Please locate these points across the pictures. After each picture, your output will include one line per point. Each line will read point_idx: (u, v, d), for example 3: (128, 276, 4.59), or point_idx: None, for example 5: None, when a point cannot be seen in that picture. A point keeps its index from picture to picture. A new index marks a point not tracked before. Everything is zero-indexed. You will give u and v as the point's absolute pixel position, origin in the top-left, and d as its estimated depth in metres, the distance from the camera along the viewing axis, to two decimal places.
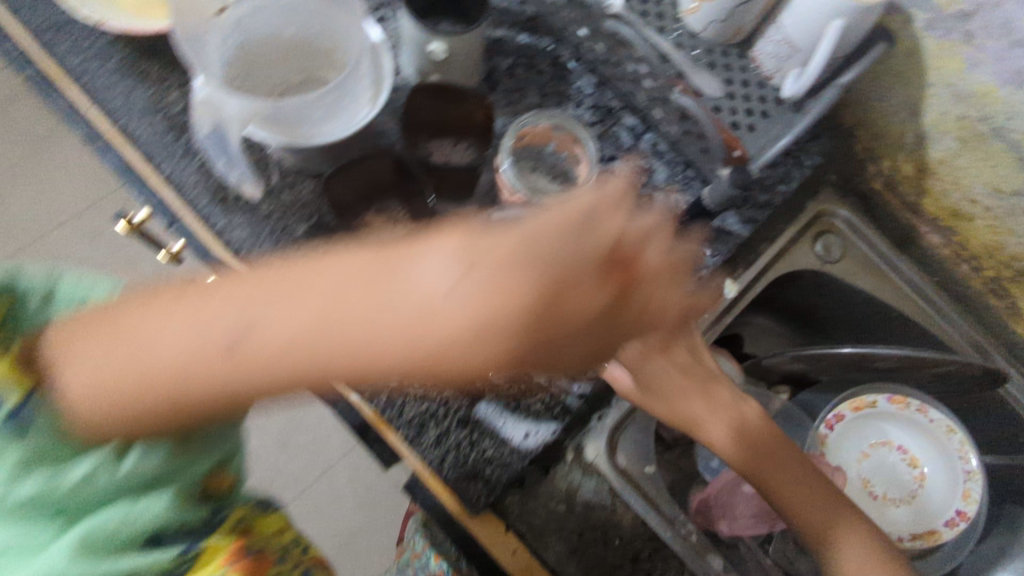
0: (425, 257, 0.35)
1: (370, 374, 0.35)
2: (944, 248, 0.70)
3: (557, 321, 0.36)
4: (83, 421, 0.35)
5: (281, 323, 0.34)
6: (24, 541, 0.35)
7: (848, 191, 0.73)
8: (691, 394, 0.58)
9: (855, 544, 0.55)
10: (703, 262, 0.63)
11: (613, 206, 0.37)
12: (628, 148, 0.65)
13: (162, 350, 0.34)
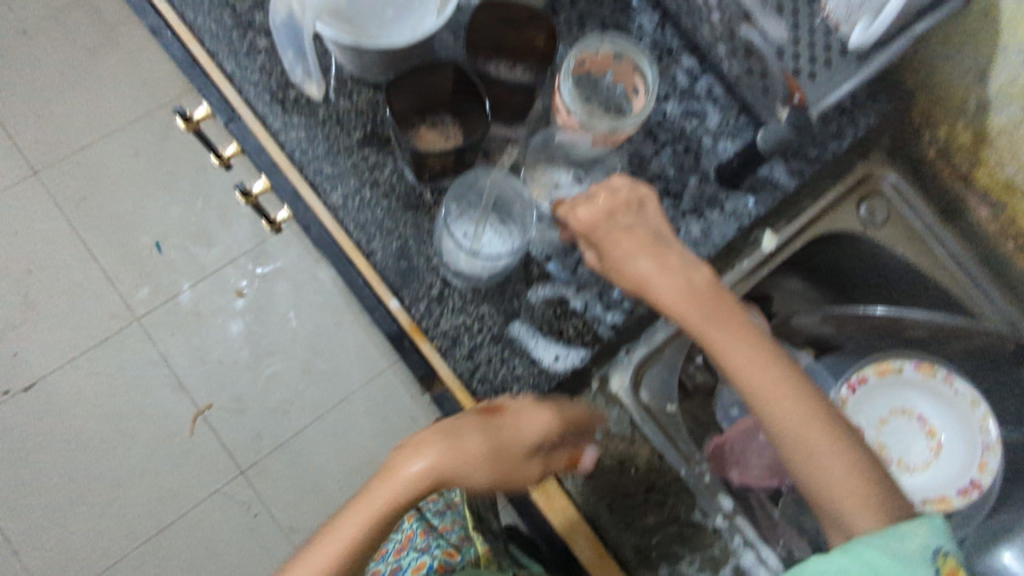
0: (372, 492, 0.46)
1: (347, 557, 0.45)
2: (991, 223, 0.69)
3: (460, 466, 0.46)
4: None
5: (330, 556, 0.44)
6: None
7: (900, 155, 0.72)
8: (661, 269, 0.51)
9: (825, 457, 0.49)
10: (747, 210, 0.64)
11: (476, 422, 0.47)
12: (683, 89, 0.65)
13: None
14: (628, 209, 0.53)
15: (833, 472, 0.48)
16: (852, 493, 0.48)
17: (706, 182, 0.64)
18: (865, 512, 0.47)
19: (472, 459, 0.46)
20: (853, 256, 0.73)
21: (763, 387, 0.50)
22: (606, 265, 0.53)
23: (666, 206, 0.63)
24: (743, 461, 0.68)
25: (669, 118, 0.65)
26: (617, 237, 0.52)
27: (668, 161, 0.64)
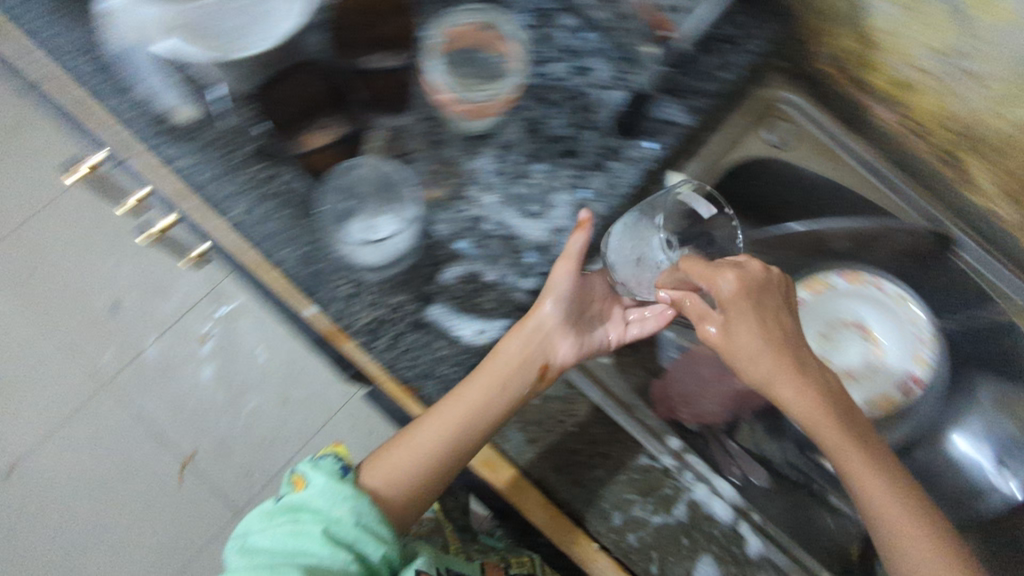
0: (482, 365, 0.56)
1: (467, 424, 0.55)
2: (894, 122, 0.68)
3: (538, 324, 0.57)
4: (384, 491, 0.56)
5: (464, 412, 0.55)
6: (312, 514, 0.51)
7: (796, 74, 0.72)
8: (783, 366, 0.54)
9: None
10: (648, 154, 0.62)
11: (552, 286, 0.56)
12: (567, 48, 0.63)
13: (402, 463, 0.58)
14: (764, 292, 0.56)
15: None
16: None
17: (607, 133, 0.62)
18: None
19: (559, 316, 0.58)
20: (769, 182, 0.74)
21: (880, 500, 0.52)
22: (728, 342, 0.56)
23: (568, 166, 0.61)
24: (691, 401, 0.69)
25: (557, 78, 0.62)
26: (740, 319, 0.55)
27: (565, 122, 0.61)
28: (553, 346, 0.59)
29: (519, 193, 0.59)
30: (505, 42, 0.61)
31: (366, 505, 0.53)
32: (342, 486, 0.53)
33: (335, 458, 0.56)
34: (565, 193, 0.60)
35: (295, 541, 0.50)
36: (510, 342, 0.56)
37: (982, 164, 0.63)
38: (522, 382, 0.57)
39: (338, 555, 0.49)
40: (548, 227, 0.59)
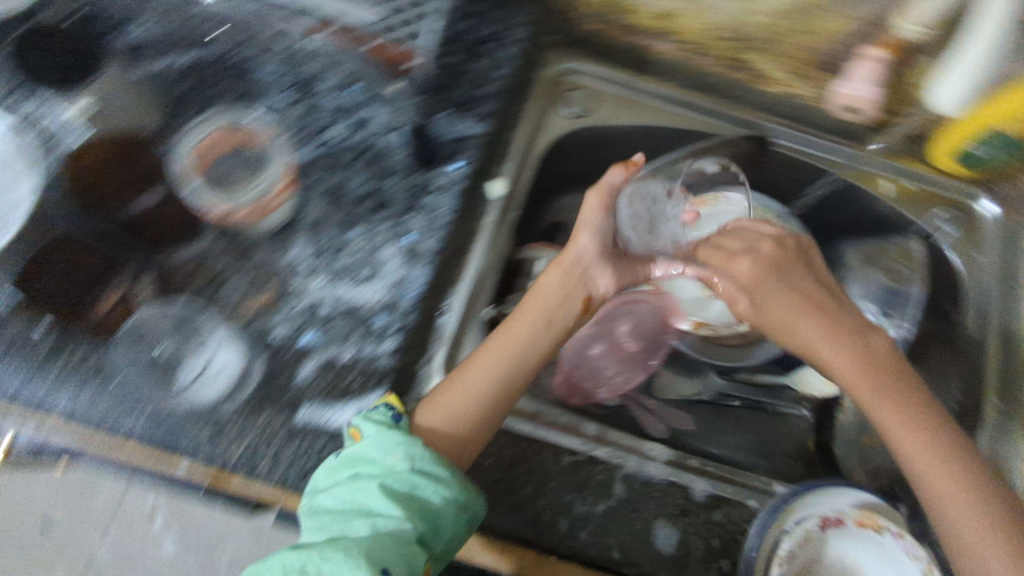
0: (540, 285, 0.64)
1: (523, 352, 0.60)
2: (676, 52, 0.71)
3: (575, 257, 0.65)
4: (435, 431, 0.56)
5: (521, 346, 0.61)
6: (366, 474, 0.50)
7: (573, 42, 0.74)
8: (828, 334, 0.59)
9: (959, 517, 0.51)
10: (457, 176, 0.63)
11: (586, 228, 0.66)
12: (338, 108, 0.63)
13: (470, 393, 0.57)
14: (798, 271, 0.63)
15: (981, 539, 0.50)
16: (1008, 570, 0.48)
17: (409, 174, 0.63)
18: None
19: (593, 249, 0.65)
20: (584, 151, 0.76)
21: (907, 440, 0.54)
22: (761, 319, 0.63)
23: (382, 219, 0.61)
24: (599, 377, 0.71)
25: (340, 140, 0.62)
26: (770, 294, 0.62)
27: (363, 179, 0.62)
28: (594, 280, 0.65)
29: (343, 265, 0.59)
30: (256, 134, 0.61)
31: (418, 448, 0.51)
32: (395, 434, 0.51)
33: (387, 407, 0.54)
34: (389, 245, 0.61)
35: (354, 501, 0.49)
36: (551, 274, 0.65)
37: (763, 57, 0.69)
38: (566, 318, 0.64)
39: (397, 511, 0.48)
40: (386, 285, 0.60)
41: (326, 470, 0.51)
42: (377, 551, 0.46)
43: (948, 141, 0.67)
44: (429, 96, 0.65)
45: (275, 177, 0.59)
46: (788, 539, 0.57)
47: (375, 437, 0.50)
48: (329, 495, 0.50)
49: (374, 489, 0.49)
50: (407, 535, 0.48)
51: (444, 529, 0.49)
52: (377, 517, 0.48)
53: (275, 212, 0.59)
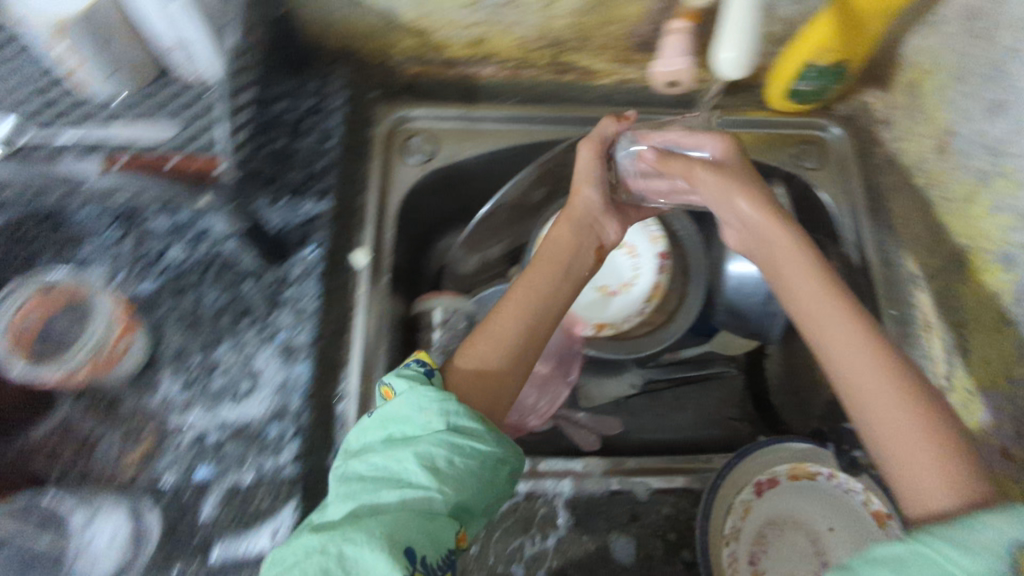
0: (557, 232, 0.63)
1: (548, 304, 0.60)
2: (501, 72, 0.73)
3: (582, 209, 0.65)
4: (462, 389, 0.54)
5: (544, 296, 0.60)
6: (393, 445, 0.48)
7: (397, 89, 0.73)
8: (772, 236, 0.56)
9: (892, 412, 0.47)
10: (313, 259, 0.62)
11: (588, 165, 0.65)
12: (171, 229, 0.63)
13: (504, 339, 0.57)
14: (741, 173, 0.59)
15: (908, 435, 0.45)
16: (932, 474, 0.44)
17: (260, 274, 0.62)
18: (934, 481, 0.44)
19: (596, 196, 0.65)
20: (446, 191, 0.76)
21: (849, 345, 0.50)
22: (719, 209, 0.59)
23: (248, 326, 0.60)
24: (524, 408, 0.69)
25: (181, 261, 0.61)
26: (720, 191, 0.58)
27: (216, 292, 0.61)
28: (603, 228, 0.66)
29: (216, 388, 0.58)
30: (78, 288, 0.57)
31: (454, 404, 0.49)
32: (428, 388, 0.49)
33: (417, 364, 0.53)
34: (262, 350, 0.59)
35: (388, 467, 0.47)
36: (562, 225, 0.64)
37: (582, 54, 0.71)
38: (580, 265, 0.63)
39: (430, 479, 0.46)
40: (269, 393, 0.58)
41: (366, 437, 0.50)
42: (403, 524, 0.42)
43: (779, 82, 0.70)
44: (267, 185, 0.64)
45: (112, 327, 0.55)
46: (733, 515, 0.58)
47: (410, 396, 0.49)
48: (360, 466, 0.48)
49: (403, 456, 0.47)
50: (435, 506, 0.45)
51: (474, 496, 0.47)
52: (403, 489, 0.46)
53: (130, 355, 0.56)
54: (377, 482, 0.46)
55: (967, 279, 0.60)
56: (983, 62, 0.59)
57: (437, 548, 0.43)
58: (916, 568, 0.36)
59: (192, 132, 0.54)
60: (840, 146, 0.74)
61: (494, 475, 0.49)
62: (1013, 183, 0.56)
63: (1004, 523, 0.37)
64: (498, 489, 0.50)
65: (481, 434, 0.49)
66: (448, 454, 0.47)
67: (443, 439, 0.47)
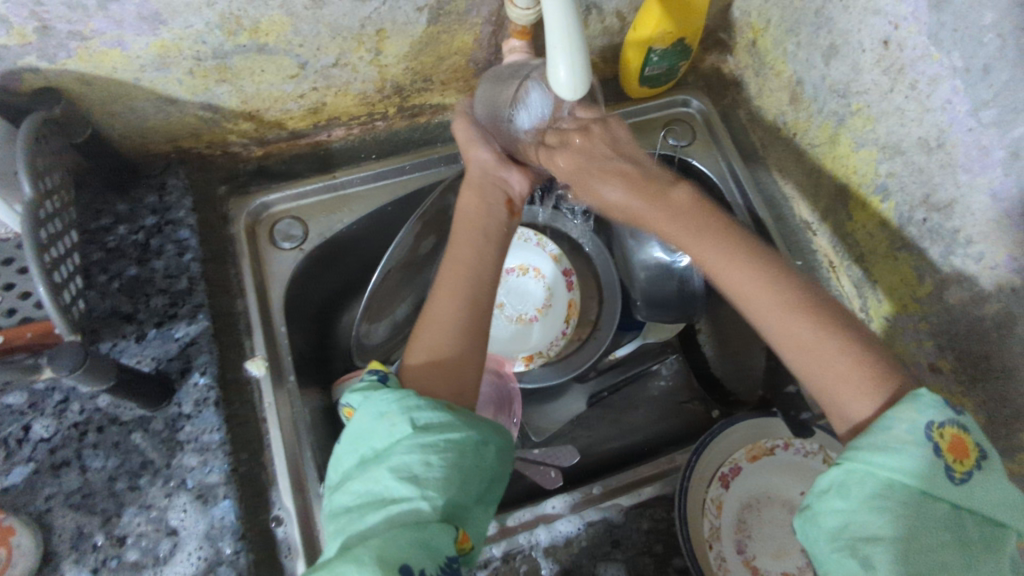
0: (463, 200, 0.61)
1: (474, 271, 0.56)
2: (351, 133, 0.70)
3: (480, 172, 0.62)
4: (418, 381, 0.51)
5: (470, 267, 0.56)
6: (367, 461, 0.43)
7: (246, 180, 0.70)
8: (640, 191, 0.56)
9: (797, 338, 0.48)
10: (203, 386, 0.57)
11: (471, 132, 0.63)
12: (30, 402, 0.55)
13: (444, 321, 0.54)
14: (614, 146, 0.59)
15: (812, 349, 0.47)
16: (852, 388, 0.45)
17: (148, 423, 0.55)
18: (855, 393, 0.45)
19: (489, 153, 0.61)
20: (329, 267, 0.72)
21: (734, 279, 0.51)
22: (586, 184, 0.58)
23: (149, 482, 0.53)
24: None
25: (51, 435, 0.54)
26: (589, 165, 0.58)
27: (101, 458, 0.54)
28: (506, 182, 0.62)
29: (133, 560, 0.51)
30: None
31: (416, 402, 0.45)
32: (384, 394, 0.46)
33: (370, 374, 0.50)
34: (174, 503, 0.53)
35: (365, 492, 0.42)
36: (465, 194, 0.60)
37: (430, 92, 0.68)
38: (496, 224, 0.60)
39: (410, 485, 0.41)
40: (195, 547, 0.52)
41: (339, 466, 0.45)
42: (392, 543, 0.38)
43: (631, 73, 0.70)
44: (129, 322, 0.57)
45: None
46: (708, 516, 0.57)
47: (369, 403, 0.46)
48: (338, 499, 0.43)
49: (376, 471, 0.42)
50: (424, 515, 0.40)
51: (465, 491, 0.43)
52: (385, 504, 0.41)
53: (20, 555, 0.49)
54: (358, 509, 0.41)
55: (852, 217, 0.62)
56: (807, 12, 0.60)
57: (435, 561, 0.38)
58: (857, 485, 0.38)
59: (14, 296, 0.51)
60: (705, 119, 0.75)
61: (481, 459, 0.45)
62: (866, 118, 0.57)
63: (910, 414, 0.39)
64: (490, 475, 0.46)
65: (451, 422, 0.45)
66: (423, 457, 0.42)
67: (414, 444, 0.43)
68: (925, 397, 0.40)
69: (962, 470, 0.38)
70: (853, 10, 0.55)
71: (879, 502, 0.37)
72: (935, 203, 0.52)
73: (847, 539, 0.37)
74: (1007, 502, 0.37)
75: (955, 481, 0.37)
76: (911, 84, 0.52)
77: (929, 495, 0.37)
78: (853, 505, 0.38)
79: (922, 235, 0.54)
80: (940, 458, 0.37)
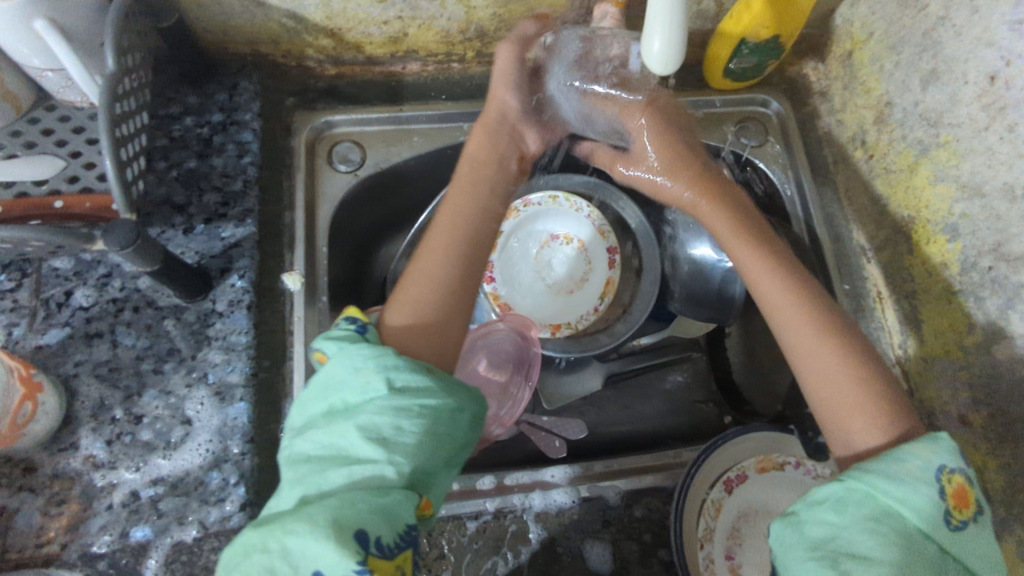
0: (473, 146, 0.58)
1: (472, 226, 0.55)
2: (426, 69, 0.71)
3: (495, 117, 0.59)
4: (396, 338, 0.49)
5: (470, 222, 0.55)
6: (335, 416, 0.42)
7: (314, 98, 0.71)
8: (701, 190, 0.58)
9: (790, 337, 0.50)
10: (240, 289, 0.58)
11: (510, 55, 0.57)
12: (75, 270, 0.57)
13: (435, 276, 0.52)
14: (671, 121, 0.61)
15: (834, 373, 0.48)
16: (860, 415, 0.46)
17: (182, 312, 0.57)
18: (860, 424, 0.46)
19: (515, 100, 0.58)
20: (380, 198, 0.73)
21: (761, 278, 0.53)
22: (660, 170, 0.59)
23: (173, 370, 0.55)
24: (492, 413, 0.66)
25: (90, 306, 0.55)
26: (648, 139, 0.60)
27: (133, 337, 0.55)
28: (520, 138, 0.60)
29: (145, 440, 0.52)
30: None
31: (393, 360, 0.43)
32: (360, 348, 0.43)
33: (348, 323, 0.47)
34: (192, 394, 0.54)
35: (331, 446, 0.40)
36: (475, 136, 0.58)
37: None
38: (505, 179, 0.59)
39: (377, 449, 0.40)
40: (205, 440, 0.53)
41: (305, 411, 0.44)
42: (350, 505, 0.37)
43: (716, 62, 0.69)
44: (179, 213, 0.58)
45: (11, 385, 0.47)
46: (704, 517, 0.57)
47: (343, 355, 0.43)
48: (299, 447, 0.42)
49: (342, 428, 0.40)
50: (387, 481, 0.39)
51: (433, 459, 0.42)
52: (349, 463, 0.40)
53: (45, 414, 0.50)
54: (319, 464, 0.40)
55: (913, 251, 0.60)
56: (915, 31, 0.58)
57: (393, 528, 0.38)
58: (856, 504, 0.38)
59: (79, 165, 0.52)
60: (781, 123, 0.73)
61: (453, 427, 0.43)
62: (952, 152, 0.55)
63: (925, 453, 0.39)
64: (461, 442, 0.44)
65: (424, 385, 0.43)
66: (394, 420, 0.40)
67: (386, 406, 0.41)
68: (942, 442, 0.40)
69: (960, 518, 0.37)
70: (965, 37, 0.53)
71: (874, 526, 0.37)
72: (1005, 253, 0.50)
73: (829, 550, 0.37)
74: (990, 561, 0.37)
75: (950, 526, 0.37)
76: (1009, 125, 0.50)
77: (921, 531, 0.36)
78: (843, 521, 0.37)
79: (984, 283, 0.52)
80: (944, 500, 0.38)
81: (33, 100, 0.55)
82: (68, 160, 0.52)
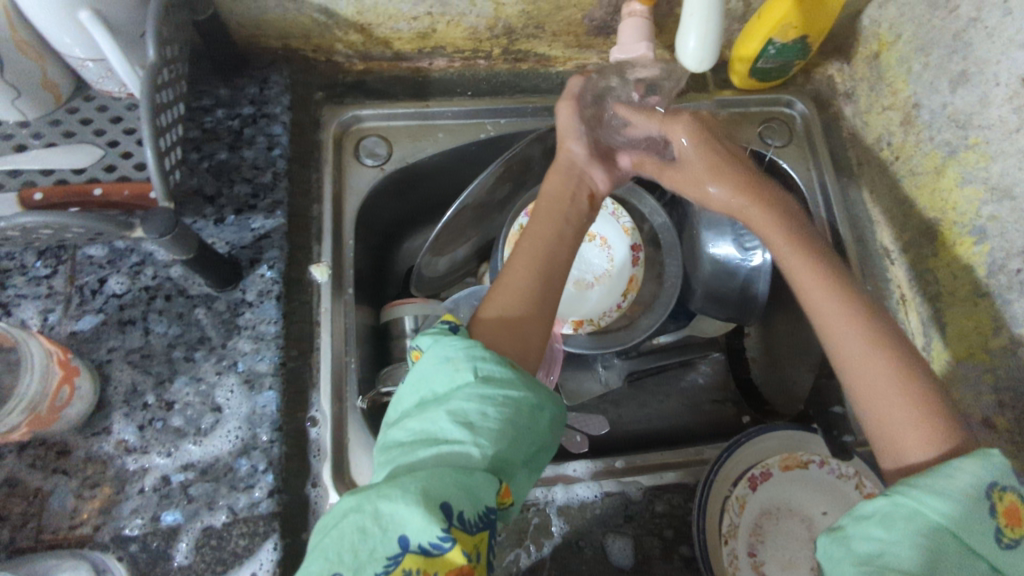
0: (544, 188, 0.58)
1: (555, 247, 0.55)
2: (453, 66, 0.72)
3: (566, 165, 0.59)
4: (487, 336, 0.50)
5: (550, 244, 0.55)
6: (425, 403, 0.43)
7: (342, 92, 0.71)
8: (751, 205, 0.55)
9: (851, 347, 0.47)
10: (270, 281, 0.58)
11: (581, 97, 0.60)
12: (108, 258, 0.58)
13: (523, 283, 0.52)
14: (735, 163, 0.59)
15: (890, 398, 0.44)
16: (914, 434, 0.43)
17: (213, 301, 0.57)
18: (914, 443, 0.43)
19: (580, 147, 0.59)
20: (406, 195, 0.74)
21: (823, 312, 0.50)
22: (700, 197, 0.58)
23: (203, 358, 0.56)
24: None
25: (124, 293, 0.56)
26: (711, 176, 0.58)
27: (164, 325, 0.56)
28: (593, 178, 0.59)
29: (177, 426, 0.53)
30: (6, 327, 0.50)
31: (483, 352, 0.44)
32: (454, 339, 0.45)
33: (442, 322, 0.48)
34: (222, 382, 0.55)
35: (422, 431, 0.41)
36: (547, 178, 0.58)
37: (537, 42, 0.69)
38: (579, 216, 0.57)
39: (465, 430, 0.40)
40: (235, 426, 0.54)
41: (398, 407, 0.45)
42: (439, 479, 0.38)
43: (742, 63, 0.69)
44: (210, 204, 0.59)
45: (51, 367, 0.48)
46: (728, 513, 0.57)
47: (438, 346, 0.45)
48: (391, 436, 0.43)
49: (435, 414, 0.41)
50: (472, 462, 0.39)
51: (515, 449, 0.42)
52: (438, 444, 0.40)
53: (79, 398, 0.51)
54: (409, 444, 0.41)
55: (940, 252, 0.60)
56: (945, 33, 0.58)
57: (475, 505, 0.38)
58: (904, 520, 0.37)
59: (115, 154, 0.53)
60: (805, 124, 0.73)
61: (534, 422, 0.44)
62: (982, 154, 0.55)
63: (974, 467, 0.38)
64: (541, 440, 0.45)
65: (512, 377, 0.44)
66: (480, 406, 0.41)
67: (474, 393, 0.42)
68: (993, 457, 0.39)
69: (1010, 536, 0.37)
70: (997, 40, 0.53)
71: (925, 543, 0.36)
72: None
73: (877, 566, 0.36)
74: None
75: (1001, 545, 0.36)
76: None
77: (972, 550, 0.36)
78: (895, 537, 0.37)
79: (1012, 285, 0.52)
80: (994, 519, 0.37)
81: (73, 90, 0.55)
82: (105, 149, 0.53)
